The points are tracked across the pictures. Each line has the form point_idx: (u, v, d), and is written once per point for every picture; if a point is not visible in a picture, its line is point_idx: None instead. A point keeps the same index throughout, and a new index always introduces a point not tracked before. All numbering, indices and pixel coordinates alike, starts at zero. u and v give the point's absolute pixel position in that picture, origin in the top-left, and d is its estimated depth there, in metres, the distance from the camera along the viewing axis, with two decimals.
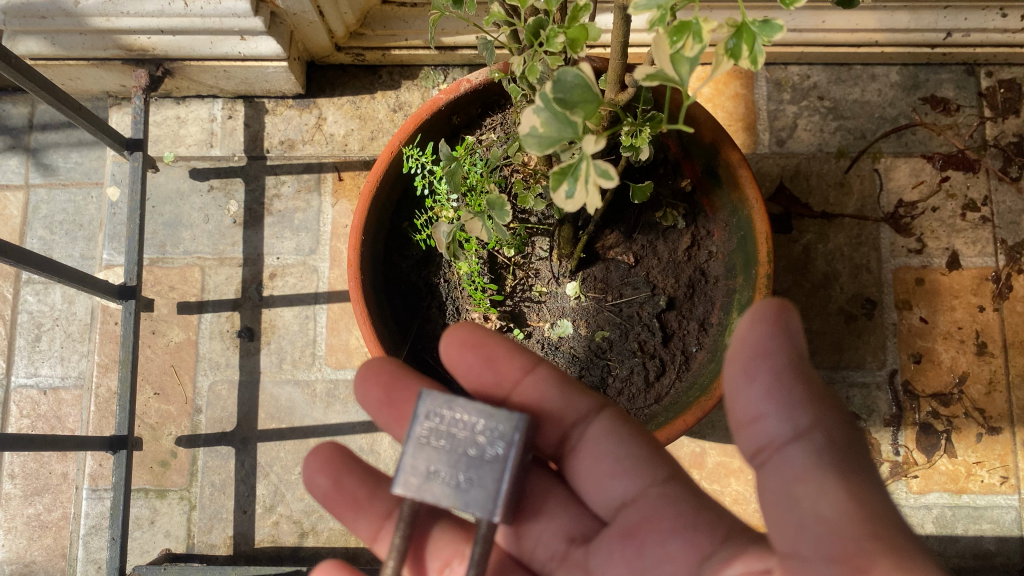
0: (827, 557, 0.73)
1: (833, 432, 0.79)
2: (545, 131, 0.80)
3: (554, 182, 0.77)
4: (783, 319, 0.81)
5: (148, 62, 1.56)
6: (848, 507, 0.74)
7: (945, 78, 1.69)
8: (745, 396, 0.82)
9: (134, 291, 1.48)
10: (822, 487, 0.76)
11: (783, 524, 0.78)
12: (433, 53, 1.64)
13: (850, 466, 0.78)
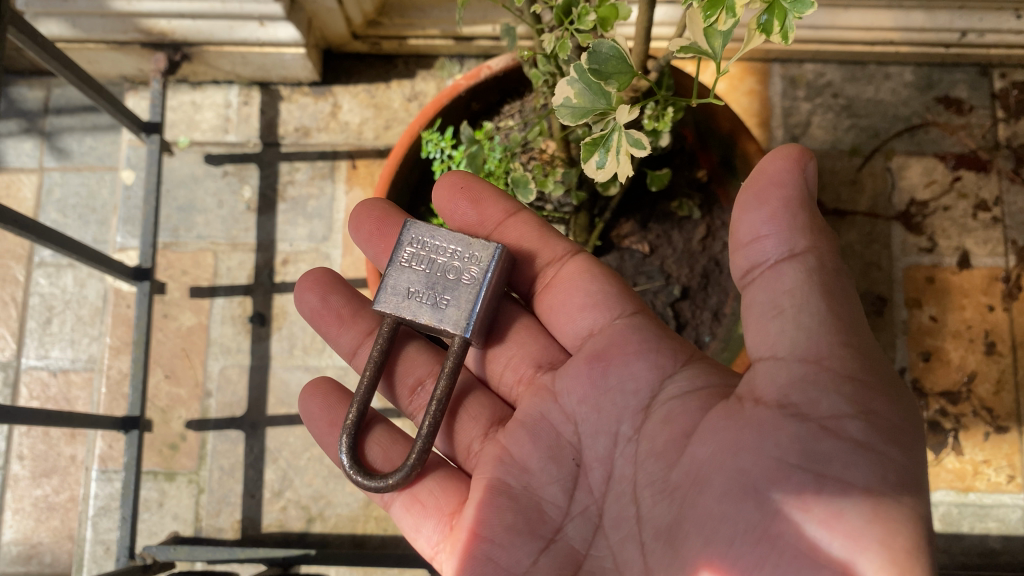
0: (800, 358, 0.84)
1: (821, 260, 0.86)
2: (579, 102, 0.88)
3: (586, 151, 0.85)
4: (804, 159, 0.87)
5: (167, 46, 1.57)
6: (824, 321, 0.84)
7: (958, 79, 1.70)
8: (750, 217, 0.88)
9: (149, 273, 1.50)
10: (807, 302, 0.84)
11: (767, 332, 0.87)
12: (450, 44, 1.65)
13: (833, 287, 0.85)
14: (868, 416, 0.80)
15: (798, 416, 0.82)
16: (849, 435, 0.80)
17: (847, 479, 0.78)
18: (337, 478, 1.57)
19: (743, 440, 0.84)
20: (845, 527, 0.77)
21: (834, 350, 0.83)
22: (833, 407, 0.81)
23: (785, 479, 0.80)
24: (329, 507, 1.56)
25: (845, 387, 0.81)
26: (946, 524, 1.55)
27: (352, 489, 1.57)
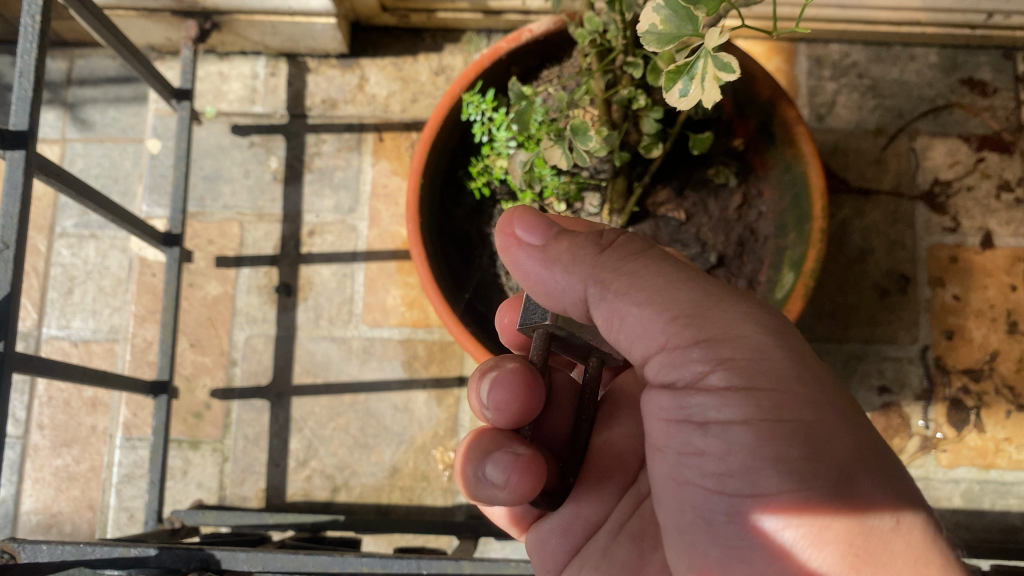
0: (659, 345, 0.85)
1: (635, 256, 0.89)
2: (665, 28, 0.83)
3: (669, 79, 0.82)
4: (518, 217, 0.96)
5: (198, 14, 1.57)
6: (645, 303, 0.85)
7: (982, 61, 1.71)
8: (523, 267, 0.95)
9: (178, 239, 1.50)
10: (621, 293, 0.87)
11: (627, 336, 0.89)
12: (479, 18, 1.66)
13: (616, 267, 0.88)
14: (723, 363, 0.81)
15: (684, 397, 0.83)
16: (730, 418, 0.80)
17: (722, 421, 0.80)
18: (362, 448, 1.58)
19: (664, 435, 0.86)
20: (768, 495, 0.78)
21: (680, 333, 0.83)
22: (707, 392, 0.81)
23: (696, 470, 0.83)
24: (354, 477, 1.57)
25: (693, 350, 0.82)
26: (967, 501, 1.56)
27: (377, 460, 1.57)
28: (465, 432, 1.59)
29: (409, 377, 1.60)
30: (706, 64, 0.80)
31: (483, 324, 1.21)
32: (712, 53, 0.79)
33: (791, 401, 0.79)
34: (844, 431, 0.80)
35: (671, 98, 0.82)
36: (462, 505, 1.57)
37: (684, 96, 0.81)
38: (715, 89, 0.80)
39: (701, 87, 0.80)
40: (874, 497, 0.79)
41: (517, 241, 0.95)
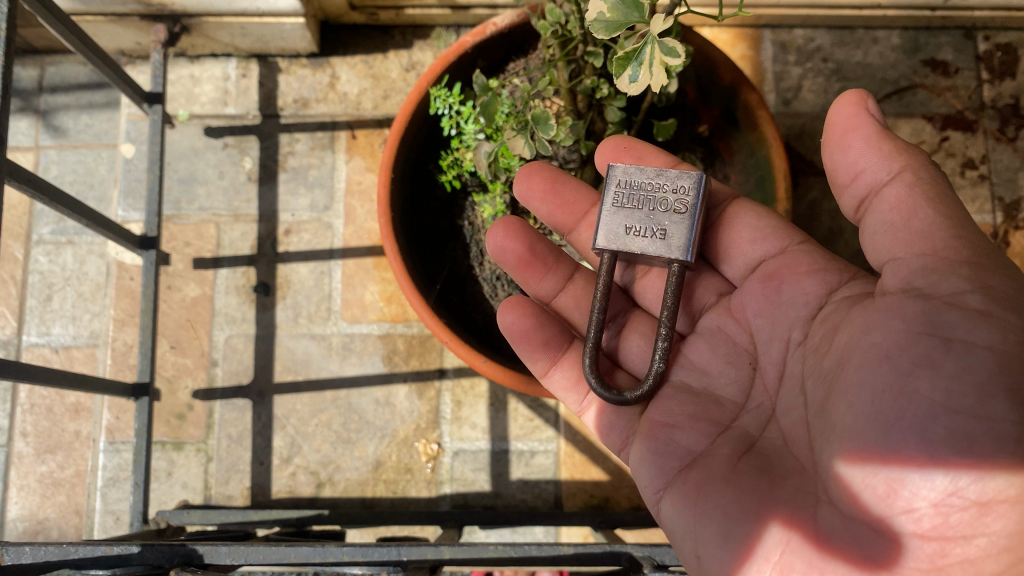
0: (920, 253, 0.87)
1: (922, 171, 0.90)
2: (613, 16, 0.85)
3: (618, 65, 0.84)
4: (864, 106, 0.93)
5: (166, 17, 1.57)
6: (941, 221, 0.87)
7: (944, 42, 1.74)
8: (845, 159, 0.94)
9: (155, 241, 1.51)
10: (920, 207, 0.88)
11: (895, 230, 0.89)
12: (447, 13, 1.67)
13: (940, 197, 0.88)
14: (986, 290, 0.82)
15: (923, 298, 0.84)
16: (980, 341, 0.80)
17: (971, 341, 0.81)
18: (345, 443, 1.59)
19: (896, 341, 0.84)
20: (991, 417, 0.78)
21: (955, 248, 0.85)
22: (962, 307, 0.82)
23: (929, 380, 0.81)
24: (338, 472, 1.58)
25: (965, 270, 0.84)
26: None
27: (361, 454, 1.59)
28: (447, 423, 1.60)
29: (389, 371, 1.62)
30: (653, 48, 0.82)
31: (459, 314, 1.24)
32: (657, 39, 0.82)
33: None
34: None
35: (621, 83, 0.84)
36: (447, 495, 1.58)
37: (633, 80, 0.83)
38: (662, 73, 0.83)
39: (650, 71, 0.83)
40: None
41: (867, 108, 0.93)
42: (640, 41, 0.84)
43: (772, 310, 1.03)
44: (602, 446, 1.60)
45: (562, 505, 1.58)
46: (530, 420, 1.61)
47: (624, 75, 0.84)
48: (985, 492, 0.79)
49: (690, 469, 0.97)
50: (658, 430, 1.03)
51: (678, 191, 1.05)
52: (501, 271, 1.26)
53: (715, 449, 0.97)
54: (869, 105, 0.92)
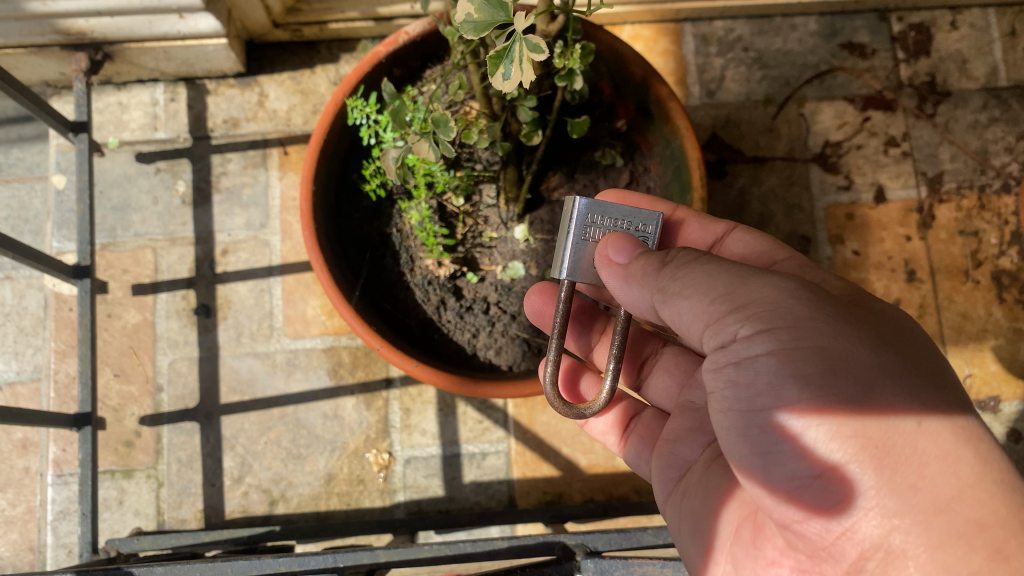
0: (700, 323, 0.91)
1: (680, 258, 0.95)
2: (480, 16, 0.87)
3: (491, 64, 0.85)
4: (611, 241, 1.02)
5: (87, 46, 1.56)
6: (695, 300, 0.91)
7: (859, 25, 1.78)
8: (625, 295, 1.02)
9: (89, 270, 1.50)
10: (670, 293, 0.93)
11: (681, 328, 0.95)
12: (371, 25, 1.69)
13: (696, 262, 0.93)
14: (744, 312, 0.86)
15: (713, 355, 0.90)
16: (757, 354, 0.84)
17: (753, 358, 0.85)
18: (296, 459, 1.60)
19: (712, 387, 0.90)
20: (797, 418, 0.82)
21: (716, 301, 0.89)
22: (738, 342, 0.86)
23: (737, 405, 0.86)
24: (291, 488, 1.58)
25: (726, 315, 0.87)
26: None
27: (312, 469, 1.59)
28: (397, 432, 1.61)
29: (336, 384, 1.62)
30: (520, 46, 0.83)
31: (389, 321, 1.24)
32: (523, 37, 0.84)
33: (810, 330, 0.83)
34: (862, 351, 0.84)
35: (495, 82, 0.85)
36: (401, 503, 1.59)
37: (506, 78, 0.85)
38: (532, 70, 0.84)
39: (520, 68, 0.84)
40: (899, 409, 0.82)
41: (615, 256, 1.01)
42: (510, 39, 0.85)
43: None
44: (552, 443, 1.62)
45: (516, 504, 1.60)
46: (480, 423, 1.62)
47: (498, 73, 0.85)
48: (822, 471, 0.82)
49: (684, 482, 1.04)
50: (665, 447, 1.09)
51: (646, 232, 1.07)
52: (433, 275, 1.27)
53: (700, 461, 1.03)
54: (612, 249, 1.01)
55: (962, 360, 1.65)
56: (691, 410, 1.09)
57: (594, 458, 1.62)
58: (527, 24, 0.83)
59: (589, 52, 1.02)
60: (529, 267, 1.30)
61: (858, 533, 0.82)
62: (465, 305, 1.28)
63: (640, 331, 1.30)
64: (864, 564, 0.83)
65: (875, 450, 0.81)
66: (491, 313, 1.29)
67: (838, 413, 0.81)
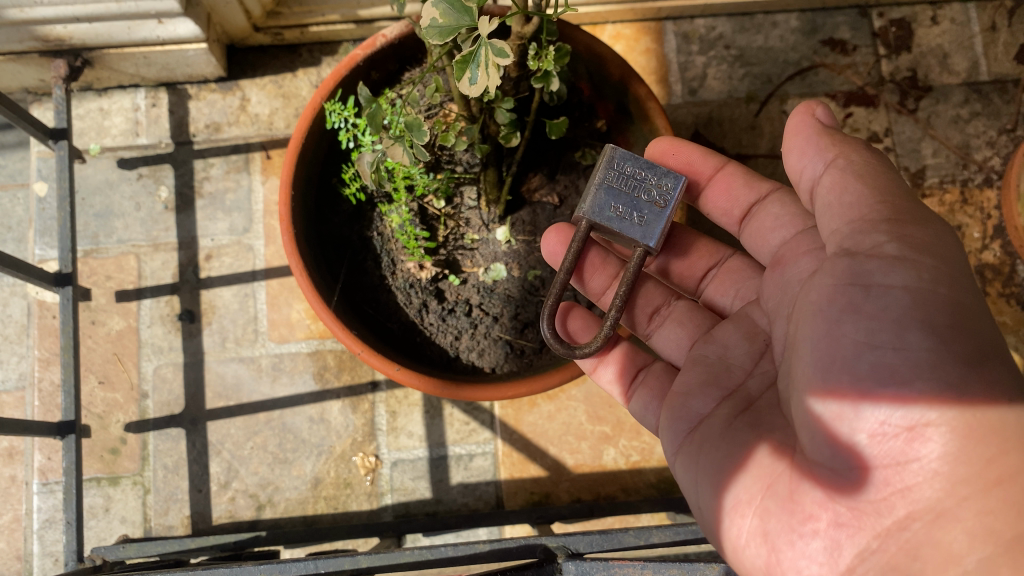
0: (848, 224, 0.94)
1: (854, 156, 0.97)
2: (445, 21, 0.87)
3: (457, 69, 0.85)
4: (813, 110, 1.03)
5: (66, 52, 1.56)
6: (865, 195, 0.94)
7: (840, 21, 1.78)
8: (797, 162, 1.03)
9: (71, 278, 1.50)
10: (845, 183, 0.95)
11: (827, 206, 0.97)
12: (351, 28, 1.69)
13: (868, 169, 0.96)
14: (902, 238, 0.90)
15: (848, 256, 0.92)
16: (894, 284, 0.88)
17: (887, 283, 0.89)
18: (283, 464, 1.59)
19: (824, 294, 0.92)
20: (914, 359, 0.87)
21: (878, 210, 0.92)
22: (880, 258, 0.89)
23: (853, 325, 0.89)
24: (278, 492, 1.58)
25: (884, 227, 0.91)
26: None
27: (299, 473, 1.59)
28: (384, 434, 1.61)
29: (321, 388, 1.62)
30: (486, 50, 0.84)
31: (371, 324, 1.25)
32: (488, 41, 0.84)
33: (947, 282, 0.89)
34: (990, 328, 0.90)
35: (462, 86, 0.86)
36: (389, 506, 1.59)
37: (474, 83, 0.85)
38: (499, 74, 0.84)
39: (487, 72, 0.84)
40: (1001, 387, 0.88)
41: (813, 115, 1.03)
42: (476, 44, 0.85)
43: (780, 289, 1.07)
44: (539, 443, 1.62)
45: (503, 505, 1.59)
46: (466, 424, 1.62)
47: (465, 77, 0.86)
48: (911, 422, 0.86)
49: (699, 430, 1.07)
50: (675, 398, 1.12)
51: (661, 187, 1.14)
52: (415, 278, 1.27)
53: (716, 415, 1.05)
54: (816, 112, 1.02)
55: None
56: (702, 364, 1.13)
57: (581, 457, 1.61)
58: (492, 28, 0.84)
59: (565, 54, 1.02)
60: (511, 268, 1.30)
61: (915, 493, 0.87)
62: (447, 307, 1.28)
63: (651, 283, 1.29)
64: (908, 525, 0.88)
65: (974, 420, 0.86)
66: (474, 315, 1.28)
67: (950, 369, 0.86)
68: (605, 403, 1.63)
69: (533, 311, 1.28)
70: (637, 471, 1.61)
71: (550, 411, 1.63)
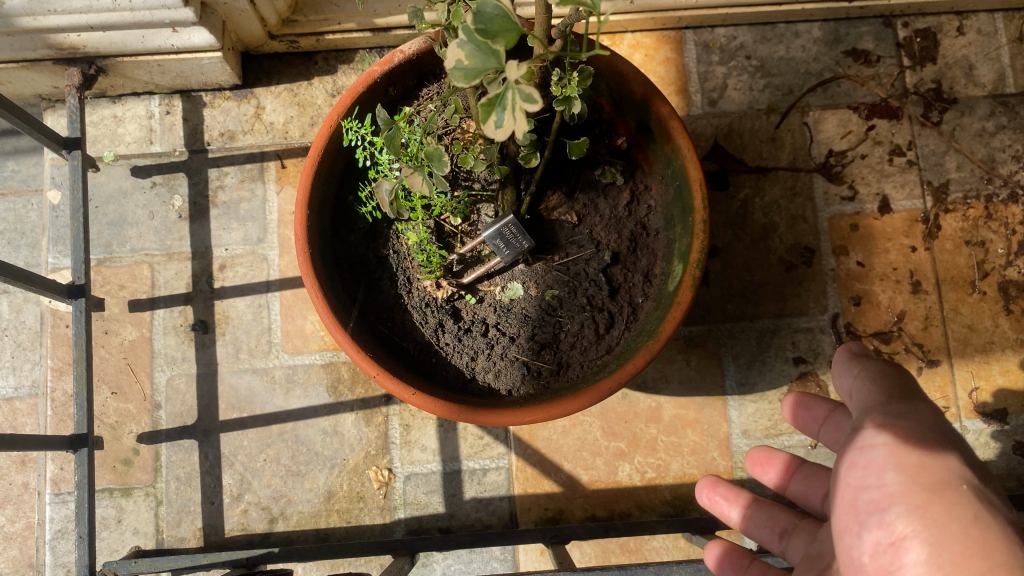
0: (852, 384, 1.05)
1: (857, 348, 1.09)
2: (471, 63, 0.85)
3: (484, 112, 0.82)
4: (846, 353, 1.09)
5: (80, 60, 1.54)
6: (853, 368, 1.06)
7: (864, 31, 1.74)
8: (837, 383, 1.10)
9: (83, 289, 1.49)
10: (839, 368, 1.09)
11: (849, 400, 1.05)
12: (367, 36, 1.67)
13: (872, 360, 1.05)
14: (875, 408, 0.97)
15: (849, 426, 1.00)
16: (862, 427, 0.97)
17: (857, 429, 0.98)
18: (295, 477, 1.58)
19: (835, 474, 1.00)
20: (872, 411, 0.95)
21: (870, 390, 1.01)
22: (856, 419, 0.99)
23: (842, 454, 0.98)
24: (290, 505, 1.57)
25: (855, 368, 1.06)
26: None
27: (312, 486, 1.58)
28: (397, 448, 1.60)
29: (335, 400, 1.61)
30: (513, 94, 0.82)
31: (386, 344, 1.23)
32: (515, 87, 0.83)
33: (898, 411, 0.95)
34: (933, 417, 0.94)
35: (487, 129, 0.83)
36: (401, 520, 1.57)
37: (499, 126, 0.83)
38: (526, 119, 0.83)
39: (513, 116, 0.82)
40: (929, 429, 0.92)
41: (846, 347, 1.10)
42: (501, 89, 0.83)
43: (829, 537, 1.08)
44: (553, 458, 1.60)
45: (517, 521, 1.58)
46: (480, 439, 1.61)
47: (489, 121, 0.83)
48: (863, 444, 0.94)
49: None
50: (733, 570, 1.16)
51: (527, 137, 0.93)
52: (431, 296, 1.26)
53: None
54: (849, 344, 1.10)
55: (968, 373, 1.63)
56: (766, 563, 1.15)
57: (596, 473, 1.60)
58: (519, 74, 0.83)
59: (588, 75, 0.99)
60: (528, 287, 1.27)
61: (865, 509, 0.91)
62: (463, 327, 1.27)
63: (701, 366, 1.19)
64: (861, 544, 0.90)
65: (901, 434, 0.91)
66: (490, 335, 1.27)
67: (893, 412, 0.95)
68: (621, 419, 1.61)
69: (550, 332, 1.26)
70: (652, 488, 1.60)
71: (565, 426, 1.61)
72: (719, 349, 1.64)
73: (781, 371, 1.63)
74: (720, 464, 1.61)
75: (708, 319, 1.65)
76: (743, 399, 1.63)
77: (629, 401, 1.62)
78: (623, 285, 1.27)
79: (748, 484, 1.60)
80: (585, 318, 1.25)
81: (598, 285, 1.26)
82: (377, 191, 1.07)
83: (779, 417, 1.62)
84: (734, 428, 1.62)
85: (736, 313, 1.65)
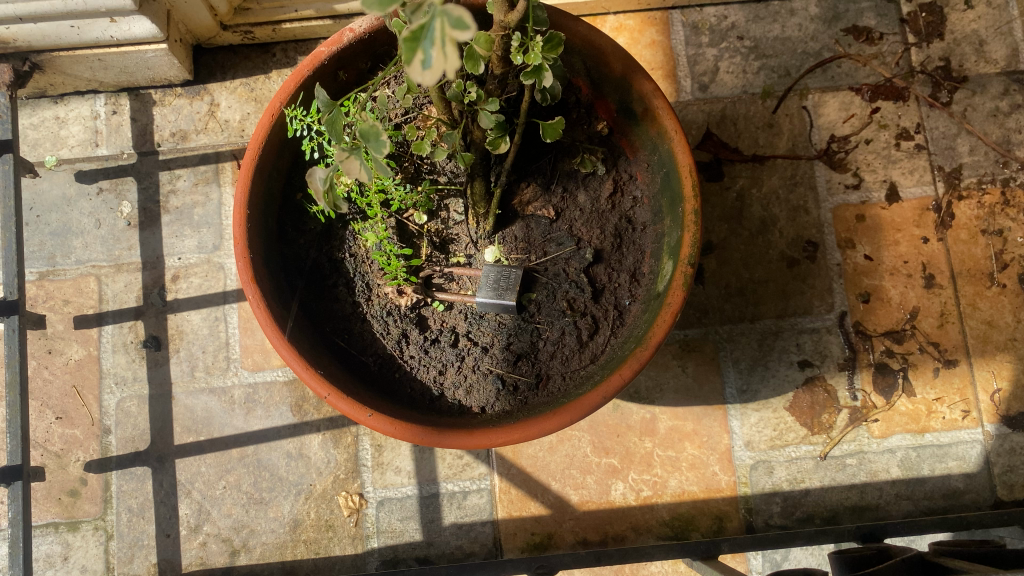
0: None
1: None
2: None
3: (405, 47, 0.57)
4: None
5: (12, 56, 1.41)
6: None
7: (865, 6, 1.61)
8: None
9: (16, 306, 1.36)
10: None
11: None
12: (327, 24, 1.54)
13: None
14: None
15: None
16: None
17: None
18: (258, 505, 1.45)
19: None
20: None
21: None
22: None
23: None
24: (253, 536, 1.44)
25: None
26: (906, 469, 1.47)
27: (276, 515, 1.45)
28: (369, 471, 1.47)
29: (300, 420, 1.48)
30: (440, 22, 0.56)
31: (342, 358, 1.10)
32: (445, 10, 0.57)
33: None
34: None
35: (414, 75, 0.58)
36: (375, 550, 1.44)
37: (426, 68, 0.57)
38: (460, 54, 0.56)
39: (443, 52, 0.56)
40: None
41: None
42: (428, 17, 0.58)
43: None
44: (539, 478, 1.47)
45: (501, 548, 1.45)
46: (459, 458, 1.47)
47: (417, 63, 0.58)
48: None
49: None
50: None
51: None
52: (393, 305, 1.13)
53: None
54: None
55: (989, 373, 1.50)
56: None
57: (586, 493, 1.46)
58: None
59: (558, 43, 0.86)
60: None
61: None
62: (430, 338, 1.14)
63: None
64: None
65: None
66: (460, 346, 1.14)
67: None
68: (612, 434, 1.48)
69: (528, 340, 1.12)
70: (648, 508, 1.46)
71: (552, 442, 1.48)
72: (718, 353, 1.51)
73: (786, 377, 1.50)
74: (722, 479, 1.47)
75: (705, 322, 1.51)
76: (745, 408, 1.49)
77: (622, 414, 1.49)
78: (607, 286, 1.14)
79: (753, 501, 1.46)
80: (567, 325, 1.12)
81: (578, 287, 1.13)
82: (309, 180, 0.90)
83: (785, 426, 1.49)
84: (736, 440, 1.49)
85: (735, 314, 1.52)
